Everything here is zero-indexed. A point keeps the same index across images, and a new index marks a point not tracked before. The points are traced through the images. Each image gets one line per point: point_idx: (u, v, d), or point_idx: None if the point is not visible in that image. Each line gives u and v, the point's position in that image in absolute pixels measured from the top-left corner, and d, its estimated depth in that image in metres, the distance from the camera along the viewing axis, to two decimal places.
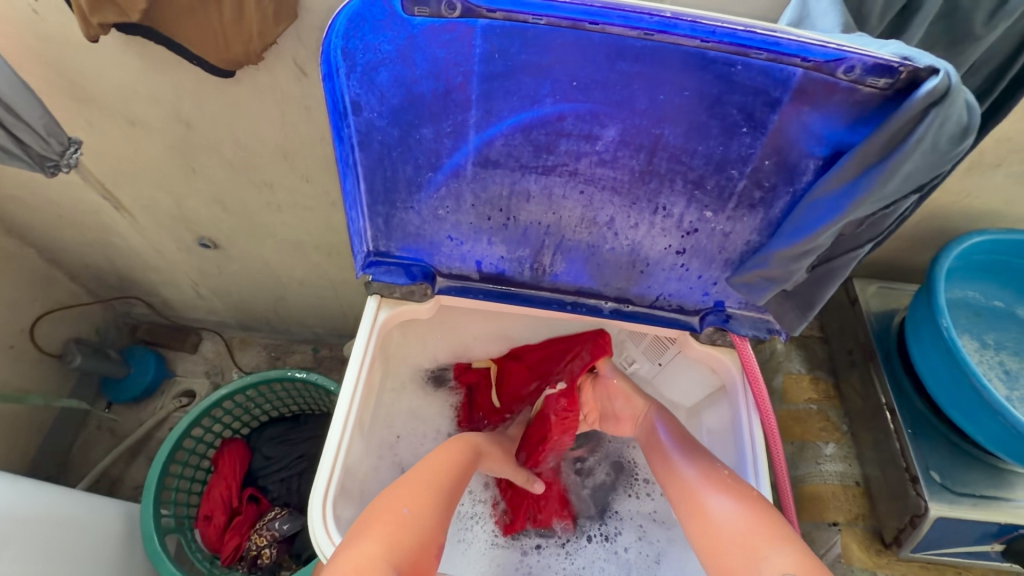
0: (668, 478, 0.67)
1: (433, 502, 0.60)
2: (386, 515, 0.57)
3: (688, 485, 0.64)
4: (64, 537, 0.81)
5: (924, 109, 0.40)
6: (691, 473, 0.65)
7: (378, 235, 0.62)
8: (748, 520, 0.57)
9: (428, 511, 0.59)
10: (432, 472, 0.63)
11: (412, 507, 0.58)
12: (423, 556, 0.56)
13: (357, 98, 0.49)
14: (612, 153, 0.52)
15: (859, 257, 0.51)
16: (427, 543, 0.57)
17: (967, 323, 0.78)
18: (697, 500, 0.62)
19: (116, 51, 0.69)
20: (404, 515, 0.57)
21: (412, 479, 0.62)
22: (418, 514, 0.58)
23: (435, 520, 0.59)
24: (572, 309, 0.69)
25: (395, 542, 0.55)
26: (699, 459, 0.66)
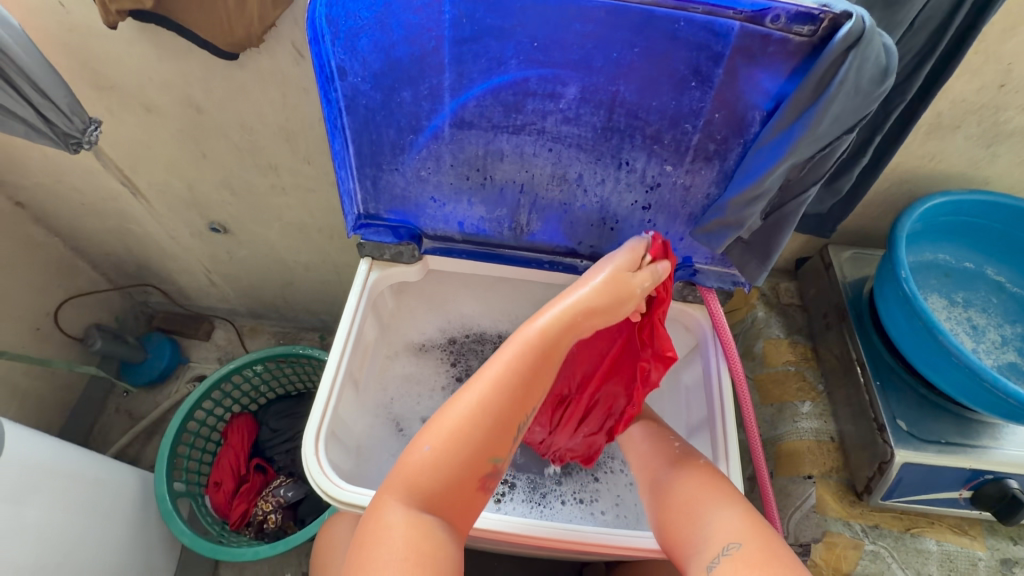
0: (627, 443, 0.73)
1: (467, 432, 0.53)
2: (409, 459, 0.53)
3: (658, 481, 0.64)
4: (87, 490, 0.87)
5: (843, 51, 0.44)
6: (661, 468, 0.65)
7: (367, 197, 0.67)
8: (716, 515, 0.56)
9: (461, 446, 0.53)
10: (500, 387, 0.54)
11: (432, 447, 0.53)
12: (456, 492, 0.53)
13: (342, 64, 0.54)
14: (575, 110, 0.56)
15: (807, 202, 0.55)
16: (467, 471, 0.53)
17: (936, 283, 0.81)
18: (660, 493, 0.63)
19: (133, 39, 0.76)
20: (424, 455, 0.53)
21: (443, 411, 0.55)
22: (447, 453, 0.52)
23: (464, 452, 0.53)
24: (549, 267, 0.74)
25: (423, 487, 0.52)
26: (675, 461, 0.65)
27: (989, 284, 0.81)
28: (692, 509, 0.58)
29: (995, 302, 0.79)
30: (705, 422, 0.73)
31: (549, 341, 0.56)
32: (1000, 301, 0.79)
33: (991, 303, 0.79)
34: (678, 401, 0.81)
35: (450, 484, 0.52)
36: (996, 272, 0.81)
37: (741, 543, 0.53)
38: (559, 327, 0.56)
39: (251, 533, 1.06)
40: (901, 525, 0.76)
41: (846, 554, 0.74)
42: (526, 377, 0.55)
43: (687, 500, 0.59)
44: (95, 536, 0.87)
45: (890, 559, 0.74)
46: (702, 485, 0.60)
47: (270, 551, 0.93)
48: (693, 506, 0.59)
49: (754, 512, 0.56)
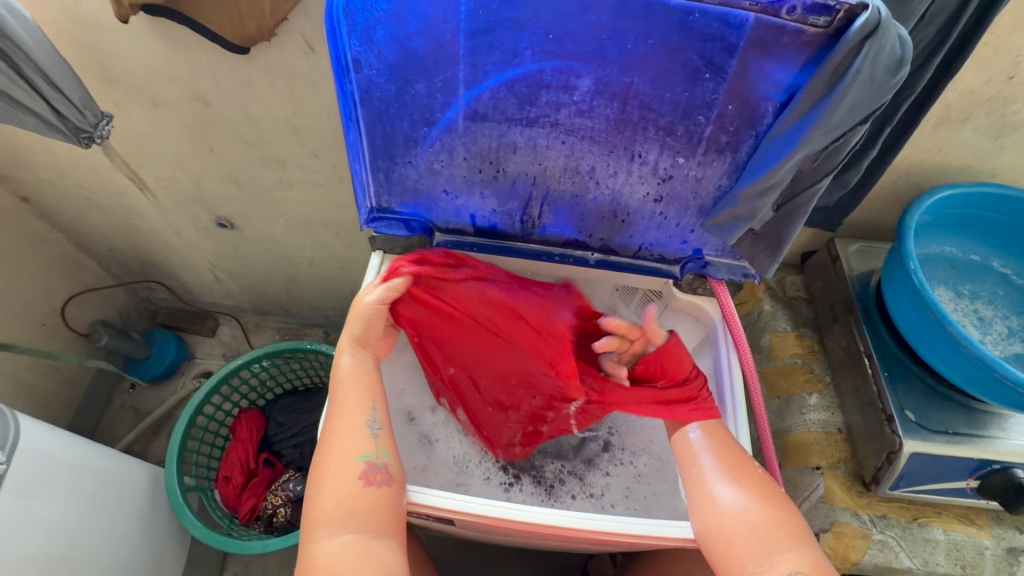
0: (685, 454, 0.67)
1: (332, 457, 0.61)
2: (310, 497, 0.60)
3: (700, 463, 0.65)
4: (97, 484, 0.88)
5: (859, 42, 0.44)
6: (707, 456, 0.65)
7: (380, 190, 0.68)
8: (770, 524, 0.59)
9: (326, 471, 0.60)
10: (337, 419, 0.64)
11: (318, 480, 0.60)
12: (358, 499, 0.59)
13: (358, 56, 0.55)
14: (589, 102, 0.57)
15: (819, 193, 0.56)
16: (352, 480, 0.59)
17: (943, 275, 0.81)
18: (708, 480, 0.63)
19: (142, 32, 0.76)
20: (313, 491, 0.60)
21: (330, 439, 0.63)
22: (325, 478, 0.60)
23: (332, 469, 0.60)
24: (560, 261, 0.74)
25: (324, 513, 0.58)
26: (725, 451, 0.65)
27: (995, 276, 0.81)
28: (766, 545, 0.58)
29: (1001, 293, 0.80)
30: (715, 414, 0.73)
31: (369, 366, 0.69)
32: (1006, 293, 0.80)
33: (997, 295, 0.80)
34: None
35: (344, 494, 0.59)
36: (1001, 264, 0.82)
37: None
38: (371, 354, 0.71)
39: (261, 526, 1.06)
40: (910, 515, 0.77)
41: (855, 543, 0.75)
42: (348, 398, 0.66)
43: (763, 533, 0.58)
44: (105, 530, 0.88)
45: (898, 547, 0.75)
46: (760, 500, 0.60)
47: (282, 543, 0.94)
48: (769, 539, 0.58)
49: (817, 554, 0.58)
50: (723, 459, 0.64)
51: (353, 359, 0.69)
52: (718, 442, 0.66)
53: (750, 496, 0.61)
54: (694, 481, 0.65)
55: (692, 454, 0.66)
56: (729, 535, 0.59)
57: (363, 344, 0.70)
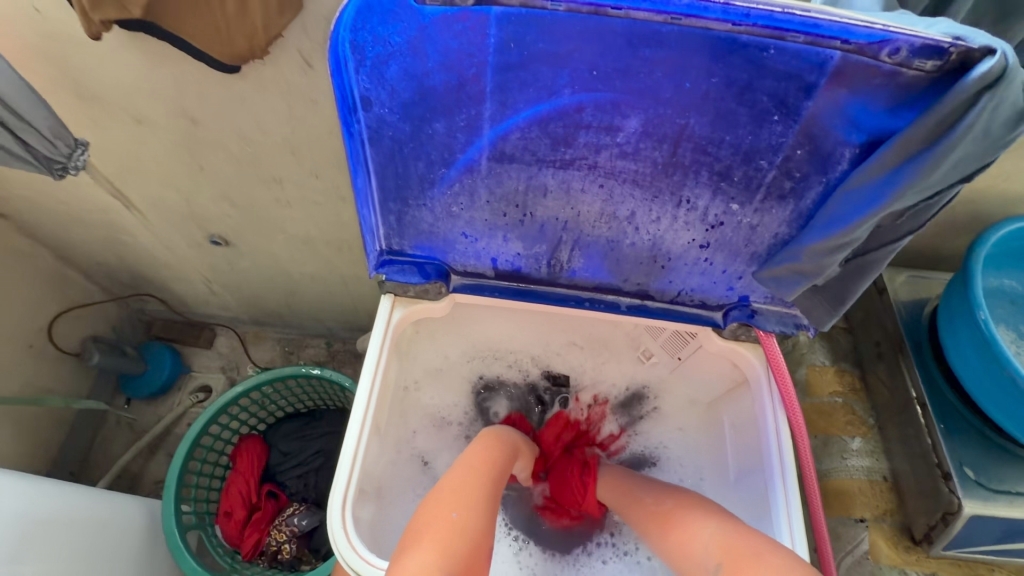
0: (618, 498, 0.71)
1: (482, 503, 0.56)
2: (434, 522, 0.53)
3: (637, 502, 0.67)
4: (89, 535, 0.82)
5: (976, 92, 0.37)
6: (643, 494, 0.68)
7: (391, 233, 0.61)
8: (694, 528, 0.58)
9: (477, 510, 0.55)
10: (477, 471, 0.61)
11: (460, 513, 0.54)
12: (478, 558, 0.52)
13: (367, 93, 0.47)
14: (634, 144, 0.49)
15: (897, 250, 0.49)
16: (483, 541, 0.54)
17: (1003, 313, 0.74)
18: (644, 515, 0.65)
19: (119, 47, 0.68)
20: (452, 519, 0.53)
21: (456, 485, 0.58)
22: (471, 514, 0.54)
23: (487, 520, 0.55)
24: (590, 306, 0.67)
25: (452, 550, 0.50)
26: (653, 486, 0.68)
27: None
28: (695, 542, 0.57)
29: None
30: (758, 470, 0.67)
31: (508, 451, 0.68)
32: None
33: None
34: (721, 439, 0.77)
35: (473, 546, 0.52)
36: None
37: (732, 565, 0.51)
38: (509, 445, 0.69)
39: (265, 563, 1.01)
40: (961, 572, 0.72)
41: None
42: (501, 473, 0.63)
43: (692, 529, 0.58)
44: None
45: None
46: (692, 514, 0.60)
47: None
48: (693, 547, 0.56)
49: (735, 528, 0.55)
50: (649, 489, 0.68)
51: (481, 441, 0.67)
52: (644, 482, 0.70)
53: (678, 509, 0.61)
54: (631, 522, 0.67)
55: (632, 496, 0.69)
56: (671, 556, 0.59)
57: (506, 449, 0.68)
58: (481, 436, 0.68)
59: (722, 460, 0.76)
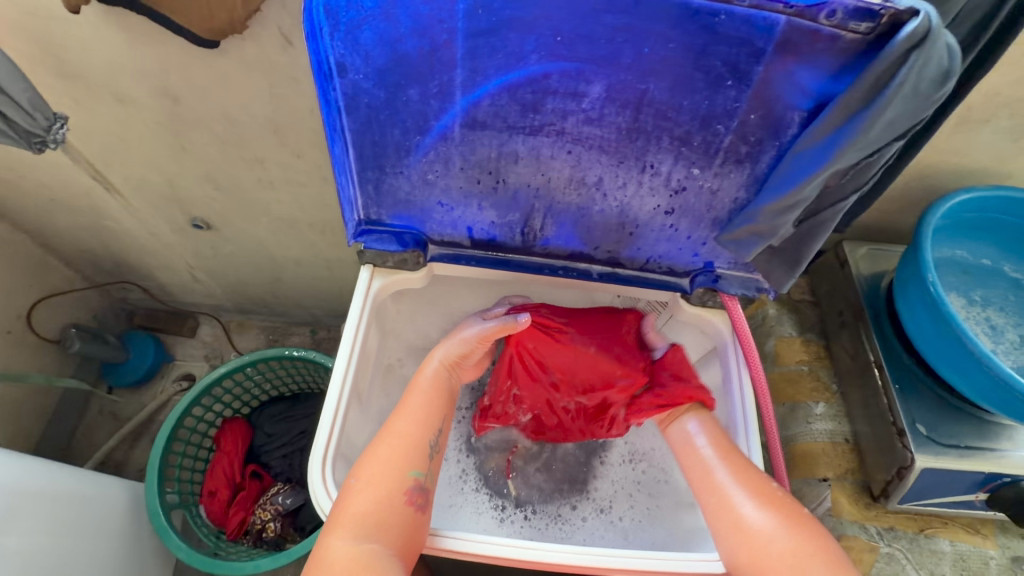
0: (698, 475, 0.65)
1: (389, 462, 0.62)
2: (342, 493, 0.60)
3: (717, 483, 0.63)
4: (74, 510, 0.83)
5: (905, 52, 0.40)
6: (724, 474, 0.63)
7: (369, 202, 0.62)
8: (793, 536, 0.57)
9: (383, 468, 0.61)
10: (403, 425, 0.65)
11: (358, 479, 0.60)
12: (396, 507, 0.59)
13: (342, 59, 0.49)
14: (599, 110, 0.52)
15: (844, 210, 0.52)
16: (396, 489, 0.60)
17: (955, 281, 0.79)
18: (727, 500, 0.61)
19: (99, 23, 0.69)
20: (351, 485, 0.60)
21: (377, 444, 0.64)
22: (377, 475, 0.61)
23: (400, 475, 0.61)
24: (564, 274, 0.69)
25: (362, 513, 0.58)
26: (735, 462, 0.64)
27: (1008, 281, 0.79)
28: (796, 568, 0.55)
29: (1014, 299, 0.78)
30: (725, 429, 0.70)
31: (444, 383, 0.71)
32: (1018, 298, 0.78)
33: (1009, 301, 0.78)
34: None
35: (384, 503, 0.59)
36: (1014, 268, 0.79)
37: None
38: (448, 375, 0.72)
39: (250, 541, 1.02)
40: (916, 526, 0.76)
41: (862, 557, 0.74)
42: (426, 412, 0.67)
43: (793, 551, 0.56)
44: (85, 558, 0.83)
45: (905, 560, 0.74)
46: (786, 523, 0.58)
47: (272, 563, 0.90)
48: (797, 566, 0.55)
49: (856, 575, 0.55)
50: (736, 476, 0.63)
51: (432, 377, 0.71)
52: (736, 464, 0.64)
53: (773, 515, 0.59)
54: (710, 511, 0.62)
55: (709, 473, 0.64)
56: (755, 558, 0.57)
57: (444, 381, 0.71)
58: (422, 368, 0.72)
59: None
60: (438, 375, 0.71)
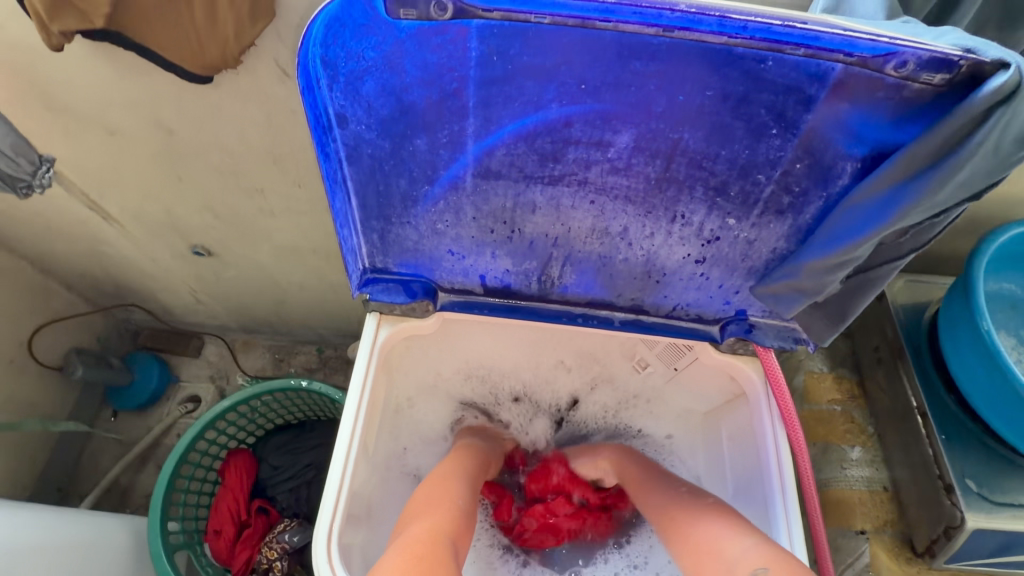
0: (638, 491, 0.71)
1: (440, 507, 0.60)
2: (443, 500, 0.61)
3: (654, 498, 0.68)
4: (73, 557, 0.79)
5: (988, 108, 0.35)
6: (655, 490, 0.69)
7: (374, 251, 0.58)
8: (719, 521, 0.58)
9: (437, 514, 0.59)
10: (439, 484, 0.65)
11: (464, 500, 0.63)
12: (467, 531, 0.60)
13: (343, 110, 0.44)
14: (626, 160, 0.47)
15: (900, 267, 0.47)
16: (472, 518, 0.63)
17: (1003, 319, 0.73)
18: (666, 505, 0.65)
19: (85, 57, 0.64)
20: (458, 504, 0.62)
21: (453, 478, 0.67)
22: (467, 504, 0.63)
23: (473, 509, 0.64)
24: (583, 322, 0.64)
25: (453, 523, 0.58)
26: (660, 480, 0.70)
27: None
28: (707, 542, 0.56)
29: None
30: (757, 485, 0.66)
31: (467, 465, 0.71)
32: None
33: None
34: (719, 452, 0.75)
35: (461, 523, 0.60)
36: None
37: (772, 568, 0.49)
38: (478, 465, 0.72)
39: None
40: None
41: None
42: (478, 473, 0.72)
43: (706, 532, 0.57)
44: None
45: None
46: (717, 514, 0.59)
47: None
48: (717, 545, 0.55)
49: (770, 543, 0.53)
50: (662, 487, 0.68)
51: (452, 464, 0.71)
52: (653, 483, 0.70)
53: (700, 508, 0.61)
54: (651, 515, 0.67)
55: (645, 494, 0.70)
56: (693, 553, 0.57)
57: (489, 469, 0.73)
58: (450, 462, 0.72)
59: (721, 474, 0.74)
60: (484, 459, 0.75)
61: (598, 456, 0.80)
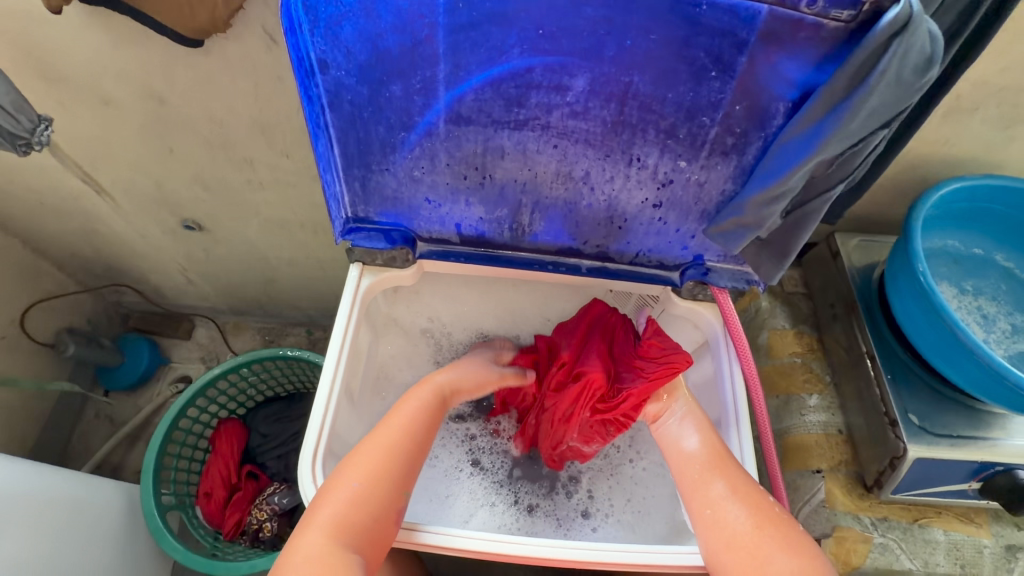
0: (694, 487, 0.61)
1: (394, 464, 0.60)
2: (334, 493, 0.57)
3: (715, 497, 0.59)
4: (69, 514, 0.82)
5: (887, 39, 0.40)
6: (722, 488, 0.60)
7: (356, 200, 0.62)
8: (788, 552, 0.54)
9: (390, 473, 0.59)
10: (400, 423, 0.64)
11: (361, 482, 0.57)
12: (380, 519, 0.57)
13: (323, 56, 0.49)
14: (583, 103, 0.52)
15: (831, 200, 0.52)
16: (387, 507, 0.58)
17: (947, 271, 0.78)
18: (724, 514, 0.58)
19: (81, 25, 0.68)
20: (353, 490, 0.57)
21: (367, 448, 0.61)
22: (372, 485, 0.58)
23: (385, 489, 0.58)
24: (552, 269, 0.69)
25: (348, 521, 0.55)
26: (731, 474, 0.61)
27: (999, 270, 0.78)
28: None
29: (1006, 289, 0.77)
30: (718, 424, 0.70)
31: (440, 399, 0.68)
32: (1011, 288, 0.77)
33: (1002, 290, 0.77)
34: None
35: (371, 517, 0.56)
36: (1006, 258, 0.79)
37: None
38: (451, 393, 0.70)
39: (247, 542, 1.02)
40: (910, 516, 0.76)
41: (856, 548, 0.74)
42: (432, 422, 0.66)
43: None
44: (84, 559, 0.83)
45: (898, 550, 0.74)
46: (790, 545, 0.54)
47: (268, 563, 0.90)
48: None
49: None
50: (733, 489, 0.59)
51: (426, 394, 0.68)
52: (729, 475, 0.61)
53: (774, 535, 0.55)
54: (703, 520, 0.59)
55: (707, 484, 0.61)
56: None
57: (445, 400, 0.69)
58: (419, 386, 0.69)
59: None
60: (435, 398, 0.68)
61: (686, 423, 0.67)
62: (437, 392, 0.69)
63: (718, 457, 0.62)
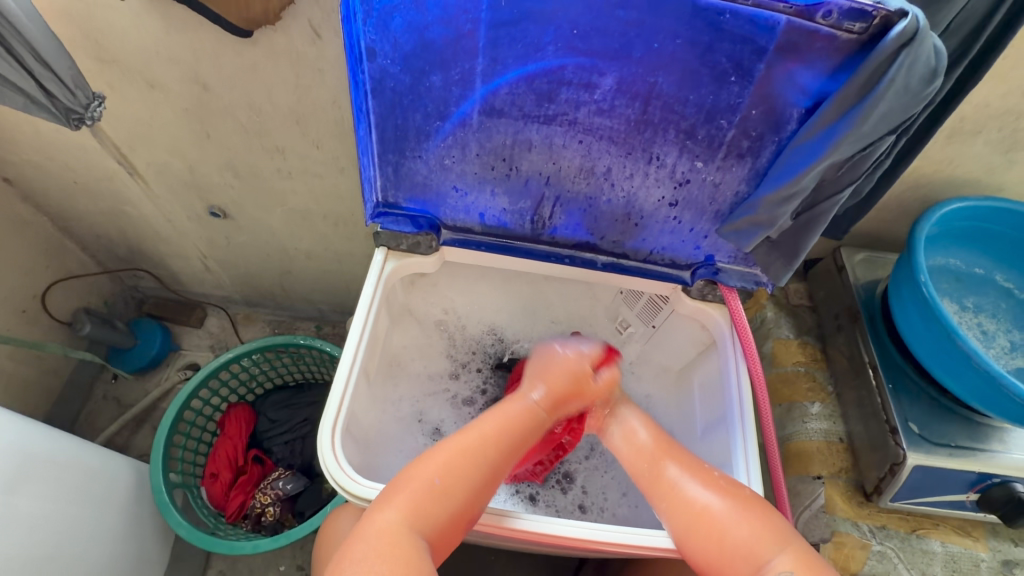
0: (648, 480, 0.65)
1: (472, 469, 0.60)
2: (411, 483, 0.58)
3: (669, 481, 0.63)
4: (80, 481, 0.84)
5: (896, 50, 0.44)
6: (673, 471, 0.63)
7: (388, 185, 0.66)
8: (742, 522, 0.57)
9: (463, 477, 0.59)
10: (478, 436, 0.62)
11: (443, 478, 0.59)
12: (455, 514, 0.58)
13: (372, 44, 0.52)
14: (610, 102, 0.55)
15: (840, 203, 0.55)
16: (466, 506, 0.58)
17: (948, 288, 0.81)
18: (679, 495, 0.61)
19: (140, 11, 0.73)
20: (435, 485, 0.58)
21: (454, 450, 0.61)
22: (455, 484, 0.59)
23: (470, 487, 0.59)
24: (569, 262, 0.74)
25: (419, 510, 0.56)
26: (679, 457, 0.65)
27: (998, 289, 0.81)
28: (753, 555, 0.56)
29: (1005, 307, 0.80)
30: (722, 420, 0.72)
31: (539, 417, 0.66)
32: (1009, 307, 0.80)
33: (1001, 308, 0.80)
34: (689, 400, 0.81)
35: (443, 512, 0.57)
36: (1005, 278, 0.81)
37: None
38: (549, 410, 0.67)
39: (248, 526, 1.04)
40: (908, 526, 0.77)
41: (855, 554, 0.75)
42: (529, 428, 0.66)
43: (750, 540, 0.56)
44: (89, 529, 0.84)
45: (897, 559, 0.75)
46: (735, 513, 0.58)
47: (271, 544, 0.91)
48: (749, 551, 0.56)
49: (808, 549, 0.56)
50: (681, 471, 0.63)
51: (542, 402, 0.67)
52: (682, 462, 0.64)
53: (724, 500, 0.59)
54: (665, 508, 0.62)
55: (659, 474, 0.64)
56: (714, 550, 0.57)
57: (559, 408, 0.68)
58: (513, 400, 0.67)
59: (689, 419, 0.80)
60: (532, 411, 0.66)
61: (628, 418, 0.70)
62: (528, 410, 0.66)
63: (662, 444, 0.66)
